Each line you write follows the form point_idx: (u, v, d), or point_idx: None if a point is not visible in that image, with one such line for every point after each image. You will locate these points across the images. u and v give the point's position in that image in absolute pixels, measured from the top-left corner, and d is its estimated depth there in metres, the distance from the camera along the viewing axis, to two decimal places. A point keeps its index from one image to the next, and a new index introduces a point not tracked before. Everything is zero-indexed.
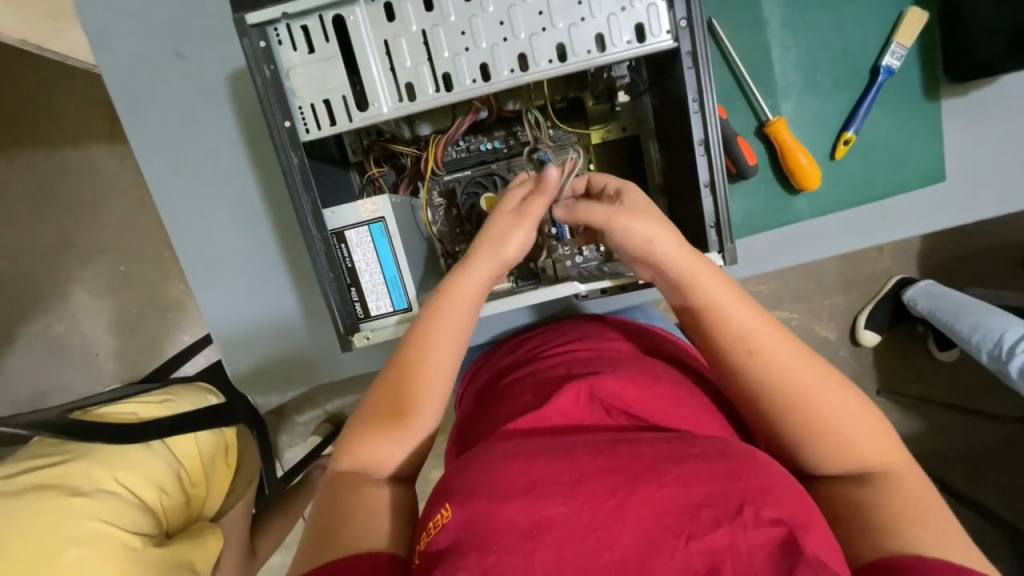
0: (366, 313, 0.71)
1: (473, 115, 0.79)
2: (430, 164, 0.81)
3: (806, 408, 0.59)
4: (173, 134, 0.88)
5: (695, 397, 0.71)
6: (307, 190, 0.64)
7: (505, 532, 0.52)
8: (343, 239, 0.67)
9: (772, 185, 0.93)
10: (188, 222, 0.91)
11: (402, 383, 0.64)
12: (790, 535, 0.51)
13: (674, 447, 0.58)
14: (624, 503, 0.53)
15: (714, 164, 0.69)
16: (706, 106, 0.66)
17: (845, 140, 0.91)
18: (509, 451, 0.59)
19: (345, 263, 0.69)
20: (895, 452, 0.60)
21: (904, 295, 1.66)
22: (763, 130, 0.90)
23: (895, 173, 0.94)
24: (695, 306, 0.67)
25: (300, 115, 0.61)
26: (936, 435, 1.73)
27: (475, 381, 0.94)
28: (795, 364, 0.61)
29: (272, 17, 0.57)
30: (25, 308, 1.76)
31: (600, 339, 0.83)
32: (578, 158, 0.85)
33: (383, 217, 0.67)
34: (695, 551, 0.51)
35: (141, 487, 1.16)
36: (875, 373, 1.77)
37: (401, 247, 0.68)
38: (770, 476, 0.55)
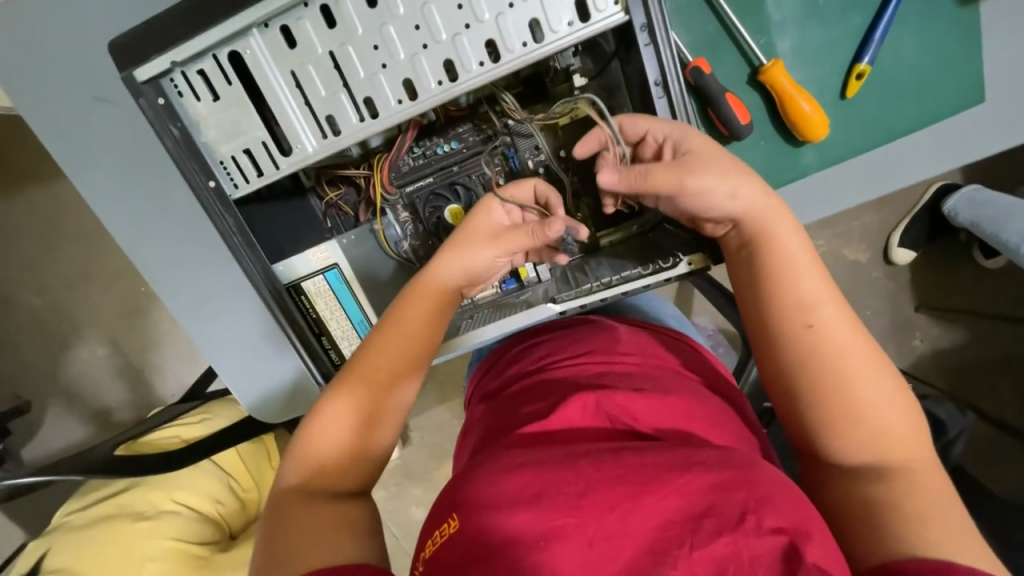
0: (341, 358, 0.76)
1: (417, 125, 0.70)
2: (378, 189, 0.75)
3: (854, 392, 0.55)
4: (119, 176, 0.80)
5: (707, 410, 0.67)
6: (249, 249, 0.61)
7: (512, 542, 0.51)
8: (301, 291, 0.74)
9: (771, 139, 0.80)
10: (163, 269, 0.84)
11: (415, 353, 0.66)
12: (791, 544, 0.49)
13: (676, 456, 0.56)
14: (628, 516, 0.51)
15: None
16: (672, 87, 0.62)
17: (856, 74, 0.77)
18: (514, 461, 0.59)
19: (311, 313, 0.75)
20: (922, 447, 0.56)
21: (943, 205, 1.54)
22: (757, 78, 0.77)
23: (922, 103, 0.80)
24: (763, 267, 0.61)
25: (224, 171, 0.57)
26: (982, 348, 1.61)
27: (478, 388, 0.90)
28: (856, 345, 0.57)
29: (163, 68, 0.52)
30: (41, 340, 1.77)
31: (610, 348, 0.77)
32: (545, 146, 0.75)
33: (335, 263, 0.74)
34: (699, 561, 0.49)
35: (197, 502, 1.25)
36: (912, 289, 1.63)
37: (361, 292, 0.76)
38: (774, 483, 0.54)
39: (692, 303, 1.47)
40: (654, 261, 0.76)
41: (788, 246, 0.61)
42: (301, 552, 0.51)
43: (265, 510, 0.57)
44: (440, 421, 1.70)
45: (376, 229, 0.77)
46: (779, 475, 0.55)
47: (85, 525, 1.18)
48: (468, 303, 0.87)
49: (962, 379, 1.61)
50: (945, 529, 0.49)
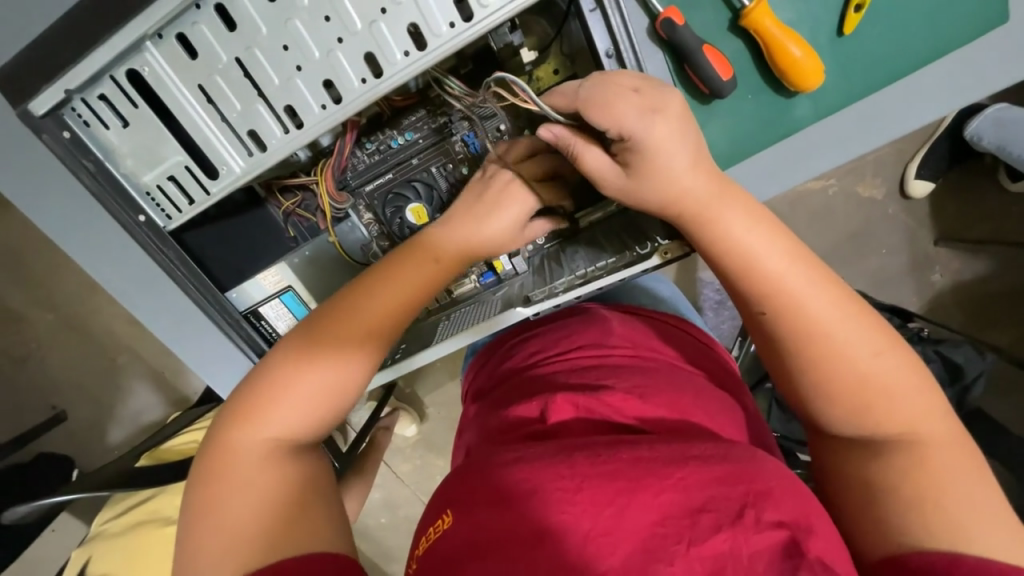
0: None
1: (354, 129, 0.66)
2: (325, 200, 0.70)
3: (845, 370, 0.50)
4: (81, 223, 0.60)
5: (703, 402, 0.63)
6: (193, 278, 0.63)
7: (506, 543, 0.49)
8: (260, 315, 0.72)
9: (761, 93, 0.72)
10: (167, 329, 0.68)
11: (397, 318, 0.60)
12: (792, 539, 0.46)
13: (674, 449, 0.53)
14: (625, 511, 0.49)
15: None
16: (626, 59, 0.59)
17: (856, 5, 0.67)
18: (510, 457, 0.57)
19: (275, 337, 0.74)
20: (934, 404, 0.51)
21: (965, 129, 1.43)
22: (739, 23, 0.67)
23: (933, 30, 0.70)
24: (733, 247, 0.54)
25: (152, 202, 0.57)
26: (1007, 278, 1.52)
27: (472, 387, 0.88)
28: (833, 317, 0.51)
29: (61, 98, 0.50)
30: (47, 355, 1.77)
31: (601, 343, 0.74)
32: (508, 128, 0.69)
33: (289, 285, 0.72)
34: (697, 557, 0.46)
35: None
36: (933, 222, 1.53)
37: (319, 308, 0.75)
38: (774, 476, 0.51)
39: (696, 259, 1.41)
40: (630, 249, 0.71)
41: (756, 222, 0.55)
42: (255, 543, 0.47)
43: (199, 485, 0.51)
44: (449, 399, 1.72)
45: (337, 232, 0.74)
46: (777, 464, 0.52)
47: (119, 532, 1.25)
48: (447, 300, 0.86)
49: (988, 312, 1.53)
50: (962, 513, 0.46)
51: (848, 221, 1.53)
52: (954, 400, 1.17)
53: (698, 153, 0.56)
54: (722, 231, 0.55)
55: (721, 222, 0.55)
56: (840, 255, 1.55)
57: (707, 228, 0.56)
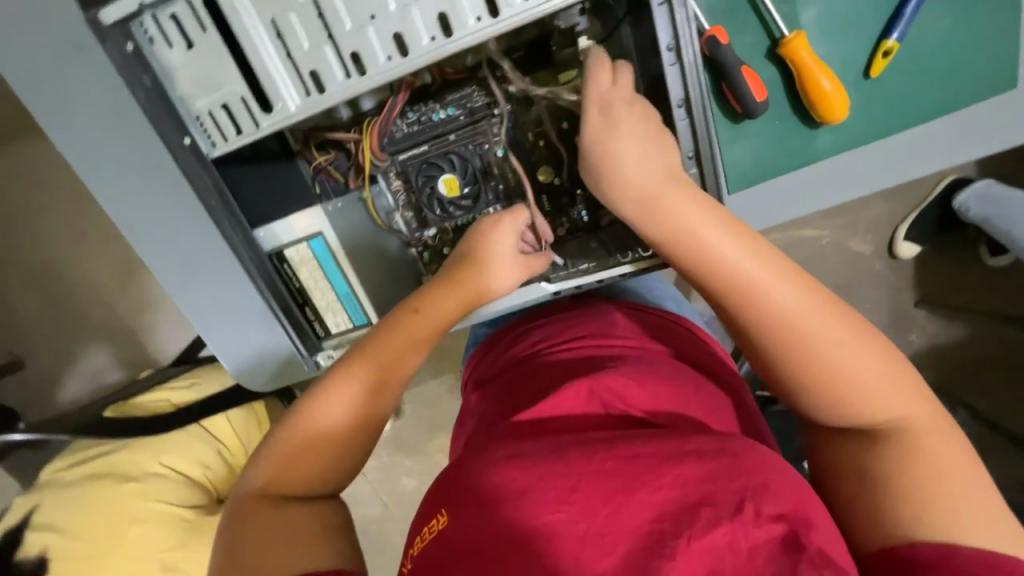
0: (326, 331, 0.76)
1: (409, 89, 0.69)
2: (367, 154, 0.72)
3: (814, 362, 0.53)
4: (110, 146, 0.60)
5: (701, 396, 0.65)
6: (228, 209, 0.65)
7: (495, 540, 0.50)
8: (284, 257, 0.72)
9: (788, 120, 0.76)
10: (183, 269, 0.67)
11: (404, 351, 0.64)
12: (792, 532, 0.47)
13: (670, 445, 0.54)
14: (621, 511, 0.49)
15: (697, 129, 0.62)
16: (684, 54, 0.59)
17: (884, 51, 0.72)
18: (502, 455, 0.57)
19: (295, 284, 0.74)
20: (906, 391, 0.53)
21: (954, 200, 1.52)
22: (777, 51, 0.72)
23: (949, 87, 0.75)
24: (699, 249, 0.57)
25: (201, 127, 0.60)
26: (979, 346, 1.59)
27: (476, 373, 0.88)
28: (797, 308, 0.53)
29: (134, 12, 0.54)
30: (20, 299, 1.71)
31: (603, 333, 0.77)
32: (546, 119, 0.71)
33: (321, 232, 0.71)
34: (697, 552, 0.46)
35: (186, 466, 1.26)
36: (915, 284, 1.60)
37: (348, 265, 0.73)
38: (772, 469, 0.51)
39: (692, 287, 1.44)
40: (636, 247, 0.72)
41: (722, 225, 0.57)
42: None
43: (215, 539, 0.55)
44: (430, 396, 1.69)
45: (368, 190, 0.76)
46: (775, 456, 0.53)
47: (72, 484, 1.19)
48: None
49: (960, 375, 1.59)
50: (958, 501, 0.48)
51: (838, 271, 1.59)
52: None
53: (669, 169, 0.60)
54: (697, 239, 0.57)
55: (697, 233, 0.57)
56: None
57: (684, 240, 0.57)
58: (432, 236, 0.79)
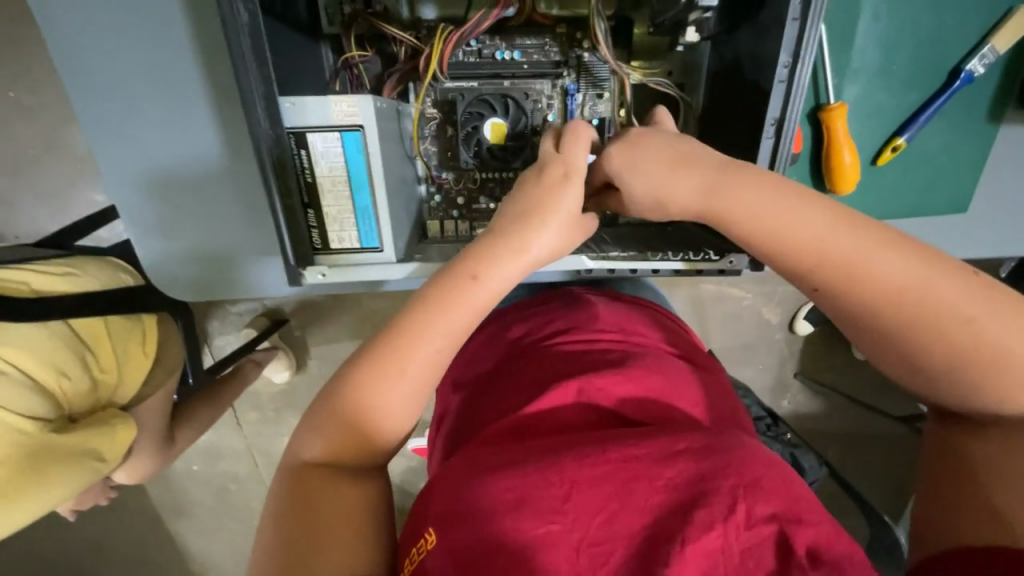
0: (322, 243, 0.73)
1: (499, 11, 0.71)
2: (434, 62, 0.74)
3: (924, 334, 0.51)
4: (100, 2, 0.74)
5: (689, 390, 0.66)
6: (254, 60, 0.60)
7: (494, 555, 0.47)
8: (303, 141, 0.67)
9: (805, 178, 0.89)
10: (124, 144, 0.81)
11: (445, 331, 0.59)
12: (783, 534, 0.45)
13: (659, 444, 0.52)
14: (616, 516, 0.48)
15: (777, 151, 0.66)
16: (797, 76, 0.62)
17: (892, 147, 0.86)
18: (492, 462, 0.54)
19: (307, 177, 0.69)
20: (1007, 316, 0.49)
21: None
22: (818, 115, 0.85)
23: (923, 194, 0.91)
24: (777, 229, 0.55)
25: None
26: (832, 420, 1.87)
27: (455, 361, 0.84)
28: (895, 270, 0.51)
29: None
30: None
31: (595, 327, 0.75)
32: (608, 97, 0.79)
33: (359, 125, 0.65)
34: (691, 557, 0.44)
35: (34, 368, 1.02)
36: (796, 358, 1.83)
37: (374, 161, 0.68)
38: (766, 469, 0.50)
39: None
40: (661, 251, 0.80)
41: (802, 202, 0.55)
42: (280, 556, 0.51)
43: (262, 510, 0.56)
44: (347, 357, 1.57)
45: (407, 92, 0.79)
46: (764, 454, 0.51)
47: None
48: (465, 234, 0.84)
49: (814, 441, 1.88)
50: None
51: (749, 331, 1.81)
52: None
53: (684, 164, 0.60)
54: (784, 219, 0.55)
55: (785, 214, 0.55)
56: (731, 356, 1.83)
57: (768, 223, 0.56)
58: (447, 178, 0.83)
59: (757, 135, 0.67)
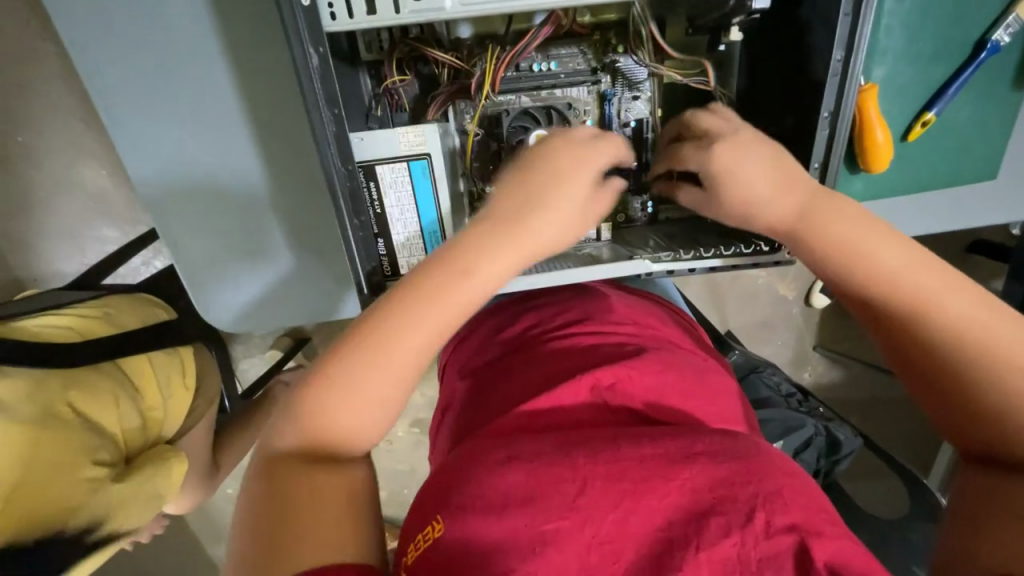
0: (393, 270, 0.78)
1: (550, 26, 0.74)
2: (488, 81, 0.76)
3: (988, 379, 0.54)
4: (138, 60, 0.87)
5: (703, 386, 0.74)
6: (328, 104, 0.62)
7: (499, 548, 0.53)
8: (374, 174, 0.75)
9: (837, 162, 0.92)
10: (167, 179, 0.96)
11: (378, 352, 0.56)
12: (800, 544, 0.52)
13: (678, 446, 0.59)
14: (629, 515, 0.54)
15: (833, 141, 0.68)
16: (852, 69, 0.65)
17: (922, 122, 0.88)
18: (501, 456, 0.60)
19: (377, 209, 0.76)
20: None
21: None
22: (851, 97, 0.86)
23: (953, 167, 0.93)
24: (841, 256, 0.59)
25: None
26: (856, 389, 1.89)
27: (460, 353, 0.93)
28: (962, 315, 0.55)
29: None
30: None
31: (604, 321, 0.83)
32: (644, 98, 0.81)
33: (427, 153, 0.74)
34: (705, 561, 0.51)
35: (92, 412, 1.04)
36: (815, 330, 1.85)
37: (439, 186, 0.77)
38: (783, 478, 0.56)
39: None
40: (707, 248, 0.81)
41: (878, 233, 0.59)
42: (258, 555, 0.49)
43: (240, 483, 0.55)
44: None
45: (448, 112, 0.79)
46: (784, 464, 0.58)
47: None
48: None
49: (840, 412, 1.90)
50: None
51: (767, 308, 1.82)
52: (825, 470, 1.43)
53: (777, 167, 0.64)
54: (859, 256, 0.58)
55: (860, 251, 0.59)
56: (751, 334, 1.85)
57: (851, 256, 0.59)
58: (491, 192, 0.83)
59: (814, 127, 0.69)
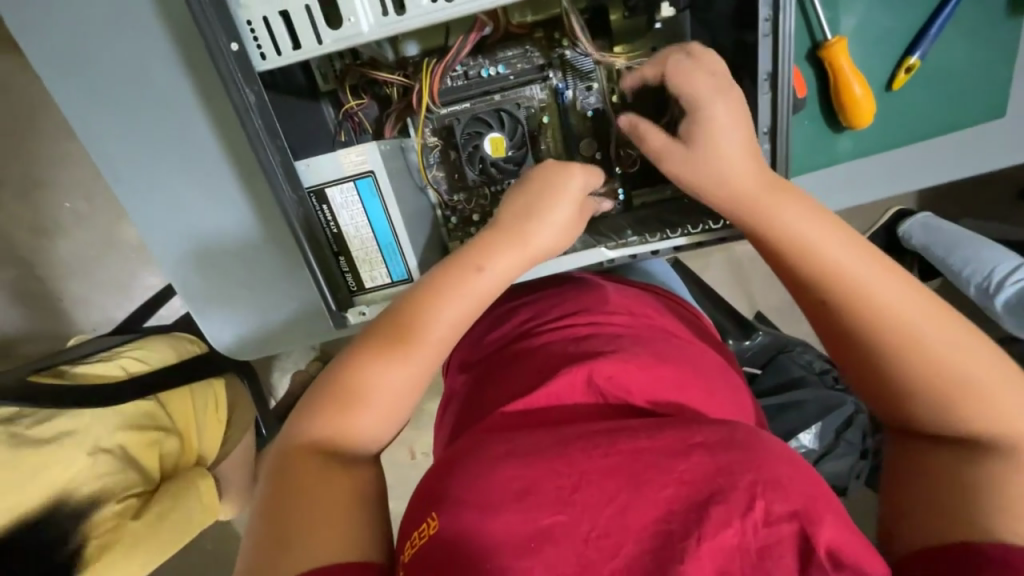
0: (359, 285, 0.81)
1: (477, 32, 0.78)
2: (425, 95, 0.80)
3: (910, 353, 0.56)
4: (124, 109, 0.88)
5: (699, 375, 0.72)
6: (270, 138, 0.67)
7: (495, 549, 0.52)
8: (322, 196, 0.76)
9: (819, 120, 0.94)
10: (172, 227, 0.96)
11: (393, 355, 0.64)
12: (802, 531, 0.50)
13: (675, 438, 0.56)
14: (627, 508, 0.52)
15: (778, 103, 0.68)
16: (780, 23, 0.64)
17: (907, 67, 0.90)
18: (499, 452, 0.60)
19: (333, 229, 0.78)
20: (983, 364, 0.55)
21: (901, 227, 1.61)
22: (818, 53, 0.88)
23: (947, 110, 0.94)
24: (774, 233, 0.63)
25: (253, 35, 0.62)
26: None
27: (458, 352, 0.94)
28: (895, 297, 0.57)
29: None
30: None
31: (598, 311, 0.81)
32: (597, 87, 0.81)
33: (369, 171, 0.75)
34: (706, 552, 0.49)
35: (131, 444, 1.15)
36: None
37: (391, 207, 0.77)
38: (784, 467, 0.54)
39: None
40: (679, 226, 0.78)
41: (815, 221, 0.62)
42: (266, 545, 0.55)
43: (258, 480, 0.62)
44: None
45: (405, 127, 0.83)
46: (786, 451, 0.56)
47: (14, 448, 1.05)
48: None
49: None
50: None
51: None
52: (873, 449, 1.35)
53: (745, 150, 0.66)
54: (784, 228, 0.62)
55: (786, 226, 0.62)
56: (781, 314, 1.76)
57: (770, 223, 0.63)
58: (460, 200, 0.87)
59: (755, 92, 0.69)
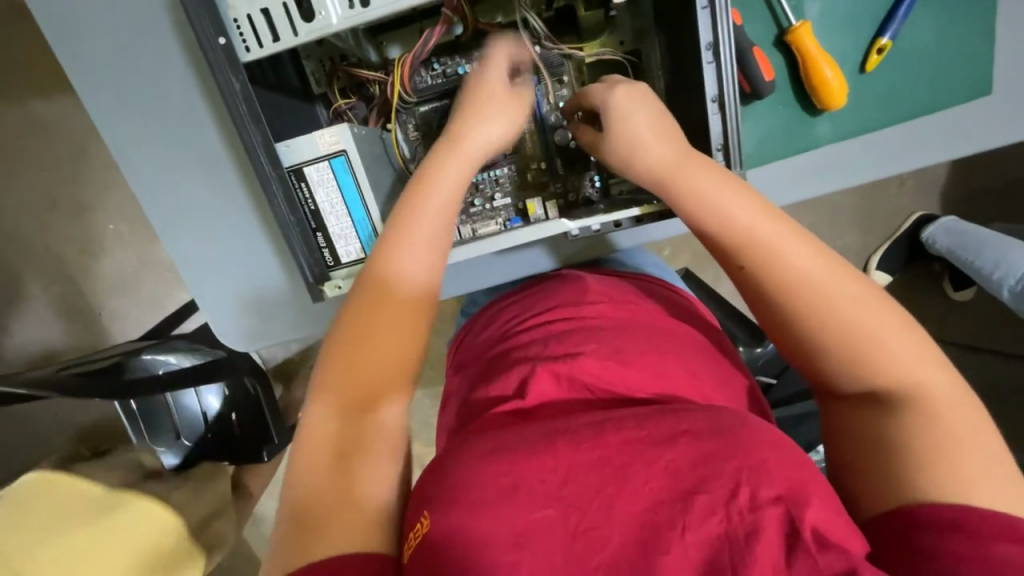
0: (335, 261, 0.86)
1: (445, 25, 0.86)
2: (398, 87, 0.90)
3: (822, 310, 0.56)
4: (141, 112, 0.92)
5: (681, 362, 0.70)
6: (254, 123, 0.76)
7: (480, 546, 0.47)
8: (301, 175, 0.80)
9: (791, 106, 1.00)
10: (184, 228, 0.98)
11: (410, 334, 0.65)
12: (788, 516, 0.45)
13: (661, 426, 0.52)
14: (613, 502, 0.48)
15: (722, 70, 0.76)
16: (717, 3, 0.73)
17: (878, 48, 0.96)
18: (486, 448, 0.54)
19: (310, 205, 0.83)
20: (895, 325, 0.55)
21: (924, 231, 1.52)
22: (785, 37, 0.96)
23: (922, 93, 0.99)
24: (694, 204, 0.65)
25: (239, 31, 0.73)
26: None
27: (455, 357, 0.95)
28: (805, 261, 0.58)
29: None
30: (24, 269, 1.75)
31: (579, 303, 0.82)
32: (568, 80, 0.94)
33: (342, 149, 0.79)
34: (691, 543, 0.45)
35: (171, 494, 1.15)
36: None
37: (362, 181, 0.82)
38: (770, 449, 0.49)
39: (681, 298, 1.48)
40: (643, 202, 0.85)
41: (732, 191, 0.64)
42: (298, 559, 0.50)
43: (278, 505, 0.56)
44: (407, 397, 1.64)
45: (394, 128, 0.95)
46: (775, 435, 0.51)
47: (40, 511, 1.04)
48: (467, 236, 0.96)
49: None
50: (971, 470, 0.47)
51: None
52: None
53: (665, 131, 0.71)
54: (700, 201, 0.65)
55: (702, 196, 0.65)
56: None
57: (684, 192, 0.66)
58: None
59: (700, 62, 0.77)
